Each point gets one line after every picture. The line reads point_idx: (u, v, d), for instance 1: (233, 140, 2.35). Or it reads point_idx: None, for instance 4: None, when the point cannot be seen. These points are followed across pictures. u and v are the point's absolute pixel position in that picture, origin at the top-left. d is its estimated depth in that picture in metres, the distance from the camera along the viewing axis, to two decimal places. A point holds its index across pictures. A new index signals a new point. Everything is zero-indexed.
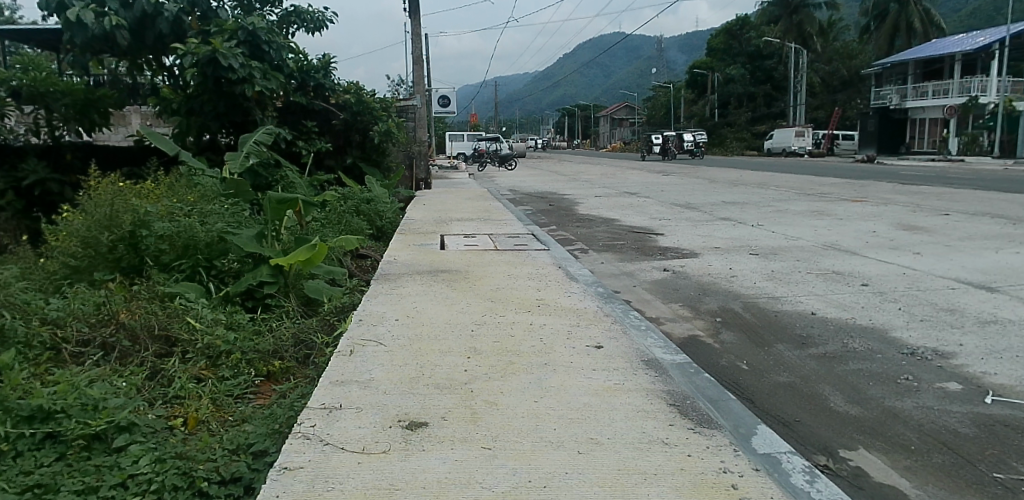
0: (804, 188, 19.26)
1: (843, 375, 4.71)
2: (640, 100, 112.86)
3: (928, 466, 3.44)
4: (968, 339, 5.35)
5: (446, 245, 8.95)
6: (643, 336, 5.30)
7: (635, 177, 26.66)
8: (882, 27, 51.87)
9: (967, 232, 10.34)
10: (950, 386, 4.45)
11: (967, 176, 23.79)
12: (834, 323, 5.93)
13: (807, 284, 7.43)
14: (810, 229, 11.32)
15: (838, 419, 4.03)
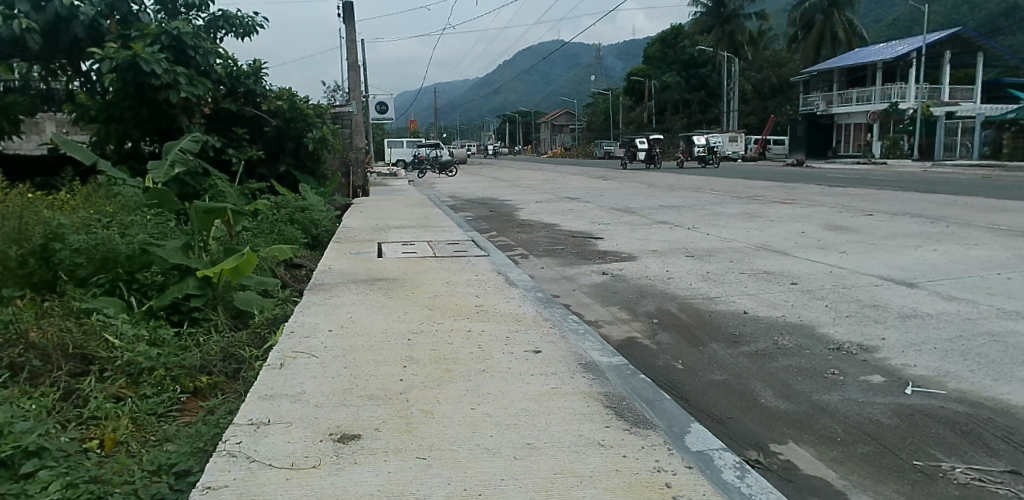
0: (738, 191, 19.82)
1: (774, 372, 4.84)
2: (579, 107, 114.18)
3: (853, 457, 3.56)
4: (891, 333, 5.58)
5: (383, 254, 8.82)
6: (581, 340, 5.33)
7: (576, 182, 26.89)
8: (809, 36, 53.99)
9: (890, 231, 10.83)
10: (874, 379, 4.62)
11: (891, 178, 24.89)
12: (766, 322, 6.09)
13: (740, 285, 7.62)
14: (743, 231, 11.63)
15: (768, 414, 4.14)
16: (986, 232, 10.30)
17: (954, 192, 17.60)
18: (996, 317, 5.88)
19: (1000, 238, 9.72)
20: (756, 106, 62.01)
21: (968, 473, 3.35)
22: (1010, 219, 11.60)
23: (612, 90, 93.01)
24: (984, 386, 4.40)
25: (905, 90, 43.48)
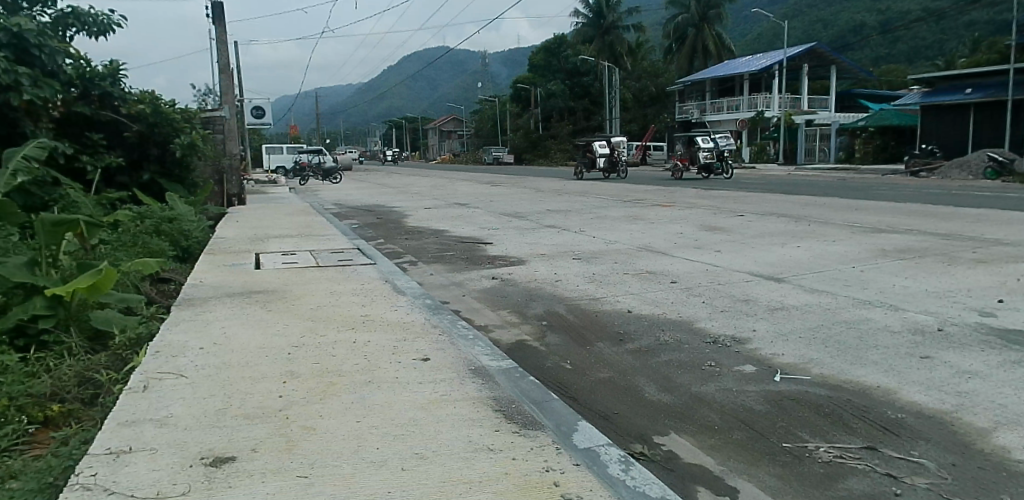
0: (622, 195, 20.47)
1: (656, 367, 5.00)
2: (466, 113, 114.44)
3: (730, 443, 3.72)
4: (761, 325, 5.92)
5: (262, 265, 8.44)
6: (470, 345, 5.31)
7: (464, 188, 26.87)
8: (682, 48, 56.86)
9: (761, 230, 11.52)
10: (747, 369, 4.87)
11: (759, 181, 26.55)
12: (648, 319, 6.31)
13: (624, 284, 7.85)
14: (626, 233, 12.02)
15: (652, 407, 4.26)
16: (844, 229, 11.18)
17: (815, 193, 19.00)
18: (852, 306, 6.36)
19: (854, 234, 10.58)
20: (637, 115, 63.00)
21: (832, 450, 3.59)
22: (863, 217, 12.66)
23: (498, 96, 94.04)
24: (844, 370, 4.74)
25: (769, 100, 46.60)
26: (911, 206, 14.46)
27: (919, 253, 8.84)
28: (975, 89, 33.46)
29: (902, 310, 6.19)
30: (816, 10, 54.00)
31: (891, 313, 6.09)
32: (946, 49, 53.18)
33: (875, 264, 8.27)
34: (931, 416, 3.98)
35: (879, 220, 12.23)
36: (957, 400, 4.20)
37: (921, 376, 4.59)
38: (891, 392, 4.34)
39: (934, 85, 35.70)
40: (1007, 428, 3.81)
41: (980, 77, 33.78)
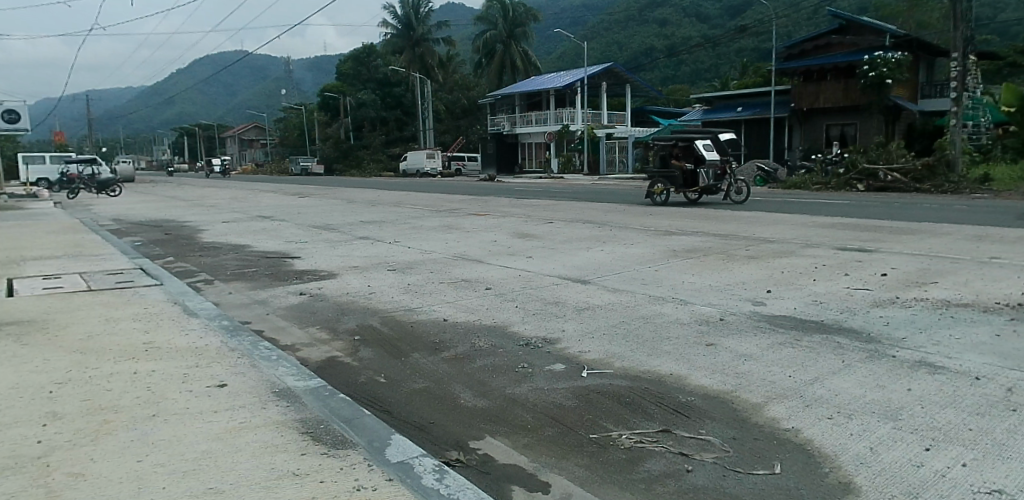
0: (435, 206, 20.43)
1: (470, 373, 5.00)
2: (269, 122, 108.63)
3: (542, 441, 3.79)
4: (569, 324, 6.16)
5: (16, 292, 7.37)
6: (274, 367, 4.98)
7: (268, 200, 25.41)
8: (491, 63, 58.46)
9: (567, 236, 12.07)
10: (556, 367, 5.03)
11: (565, 189, 27.81)
12: (463, 326, 6.32)
13: (438, 293, 7.83)
14: (441, 242, 12.03)
15: (466, 413, 4.24)
16: (640, 233, 12.03)
17: (616, 201, 20.24)
18: (648, 302, 6.83)
19: (649, 237, 11.42)
20: (450, 127, 63.74)
21: (633, 437, 3.79)
22: (657, 222, 13.69)
23: (304, 105, 90.61)
24: (643, 362, 5.05)
25: (573, 114, 49.30)
26: (697, 211, 15.89)
27: (703, 252, 9.74)
28: (745, 107, 37.72)
29: (691, 303, 6.74)
30: (610, 32, 58.14)
31: (682, 307, 6.62)
32: (720, 71, 59.60)
33: (667, 263, 8.98)
34: (716, 396, 4.36)
35: (673, 224, 13.26)
36: (737, 380, 4.63)
37: (707, 362, 5.01)
38: (683, 378, 4.69)
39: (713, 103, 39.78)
40: (776, 401, 4.28)
41: (748, 97, 38.23)
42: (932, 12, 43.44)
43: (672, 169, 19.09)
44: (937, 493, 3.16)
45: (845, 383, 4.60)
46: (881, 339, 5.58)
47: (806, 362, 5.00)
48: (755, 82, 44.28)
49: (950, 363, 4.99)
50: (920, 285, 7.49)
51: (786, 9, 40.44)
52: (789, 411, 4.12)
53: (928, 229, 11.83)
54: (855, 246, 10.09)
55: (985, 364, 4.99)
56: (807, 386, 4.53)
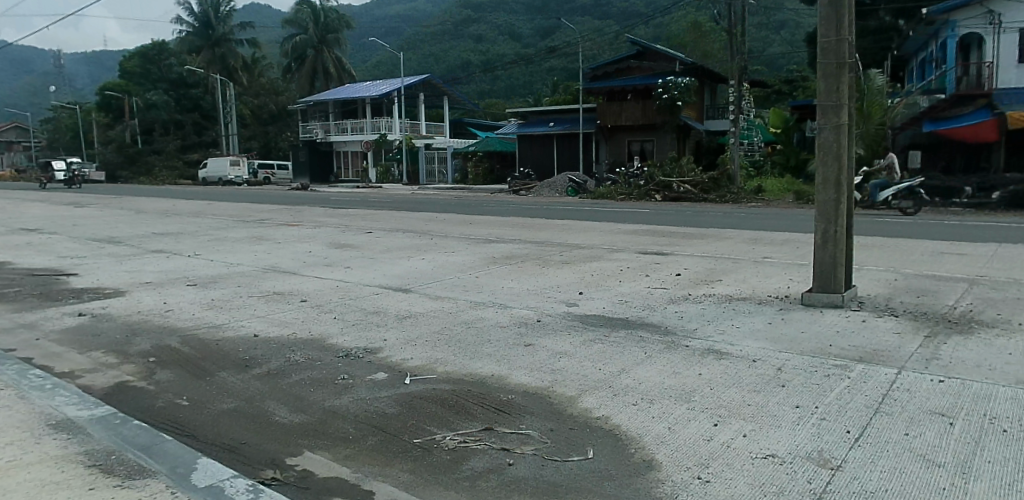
0: (241, 215, 19.24)
1: (285, 388, 4.79)
2: (39, 121, 96.16)
3: (366, 450, 3.73)
4: (390, 333, 6.11)
5: None
6: (49, 397, 4.48)
7: (37, 210, 22.44)
8: (301, 68, 56.48)
9: (387, 245, 11.98)
10: (378, 376, 4.97)
11: (379, 199, 27.49)
12: (276, 341, 6.03)
13: (248, 308, 7.43)
14: (249, 254, 11.43)
15: (282, 430, 4.05)
16: (460, 241, 12.26)
17: (434, 210, 20.40)
18: (469, 308, 6.97)
19: (469, 245, 11.68)
20: (256, 133, 60.58)
21: (456, 437, 3.86)
22: (475, 230, 14.02)
23: (83, 104, 81.47)
24: (464, 365, 5.15)
25: (390, 124, 49.13)
26: (513, 219, 16.52)
27: (521, 258, 10.12)
28: (557, 122, 39.63)
29: (510, 307, 6.97)
30: (426, 44, 58.54)
31: (501, 311, 6.83)
32: (533, 88, 62.29)
33: (487, 270, 9.24)
34: (533, 393, 4.55)
35: (491, 231, 13.64)
36: (553, 376, 4.87)
37: (525, 361, 5.22)
38: (504, 378, 4.85)
39: (527, 117, 41.40)
40: (588, 393, 4.56)
41: (559, 113, 40.25)
42: (714, 43, 48.67)
43: None
44: (725, 462, 3.62)
45: (648, 372, 5.02)
46: (677, 331, 6.16)
47: (614, 356, 5.38)
48: (564, 100, 46.80)
49: (733, 349, 5.65)
50: (708, 283, 8.34)
51: (589, 32, 43.25)
52: (600, 401, 4.42)
53: (715, 233, 13.23)
54: (655, 249, 11.03)
55: (761, 348, 5.72)
56: (615, 377, 4.88)
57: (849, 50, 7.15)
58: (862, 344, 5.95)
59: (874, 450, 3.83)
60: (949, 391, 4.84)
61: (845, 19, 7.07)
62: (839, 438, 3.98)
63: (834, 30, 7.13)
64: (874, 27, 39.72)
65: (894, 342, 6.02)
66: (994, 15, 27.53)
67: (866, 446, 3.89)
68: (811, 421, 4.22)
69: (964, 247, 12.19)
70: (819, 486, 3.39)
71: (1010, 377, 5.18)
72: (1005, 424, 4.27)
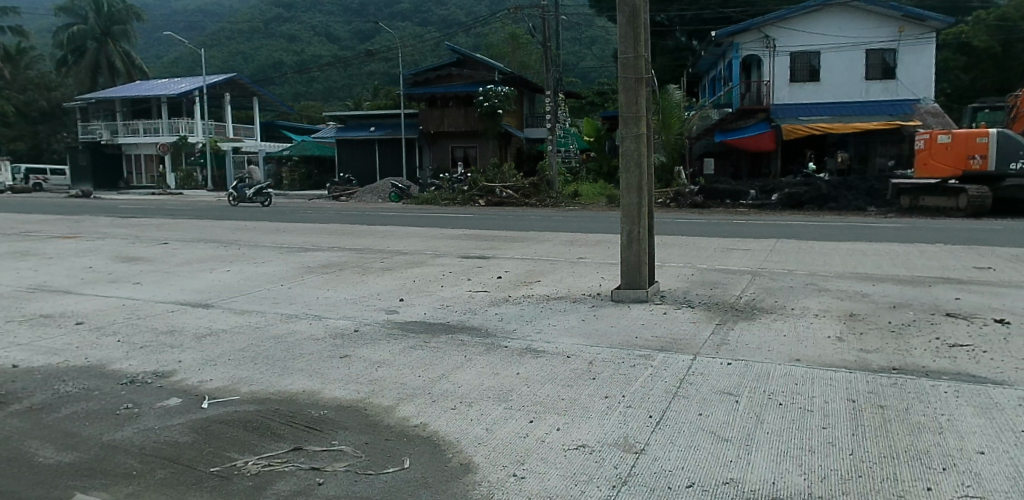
0: (6, 228, 16.80)
1: (52, 425, 4.19)
2: None
3: (152, 484, 3.35)
4: (187, 355, 5.57)
5: None
6: None
7: None
8: (81, 63, 50.85)
9: (185, 257, 11.02)
10: (171, 402, 4.50)
11: (176, 207, 25.20)
12: (42, 372, 5.27)
13: (5, 335, 6.44)
14: (11, 272, 9.98)
15: (49, 471, 3.53)
16: (271, 250, 11.57)
17: (244, 218, 19.18)
18: (279, 321, 6.56)
19: (282, 255, 11.06)
20: (25, 133, 53.44)
21: (260, 461, 3.57)
22: (287, 239, 13.32)
23: None
24: (271, 383, 4.82)
25: (191, 125, 45.77)
26: (330, 227, 15.93)
27: (338, 267, 9.76)
28: (377, 128, 39.00)
29: (324, 318, 6.67)
30: (234, 43, 55.09)
31: (315, 322, 6.49)
32: (352, 92, 60.84)
33: (301, 280, 8.78)
34: (347, 406, 4.35)
35: (303, 240, 13.09)
36: (370, 387, 4.70)
37: (340, 373, 4.99)
38: (316, 392, 4.60)
39: (345, 121, 40.32)
40: (407, 401, 4.44)
41: (379, 118, 39.61)
42: (530, 54, 50.56)
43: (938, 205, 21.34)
44: (538, 458, 3.73)
45: (466, 375, 5.02)
46: (497, 332, 6.21)
47: (433, 362, 5.30)
48: (384, 105, 46.24)
49: (548, 347, 5.82)
50: (527, 284, 8.54)
51: (407, 37, 43.10)
52: (417, 408, 4.33)
53: (535, 236, 13.65)
54: (476, 253, 11.14)
55: (575, 344, 5.94)
56: (432, 383, 4.81)
57: (645, 66, 7.66)
58: (664, 334, 6.38)
59: (672, 432, 4.19)
60: (737, 372, 5.36)
61: (641, 37, 7.56)
62: (642, 424, 4.30)
63: (632, 46, 7.58)
64: (671, 45, 43.34)
65: (691, 331, 6.52)
66: (769, 39, 31.02)
67: (666, 428, 4.24)
68: (618, 409, 4.52)
69: (750, 243, 13.58)
70: (625, 472, 3.63)
71: (784, 355, 5.83)
72: (778, 398, 4.84)
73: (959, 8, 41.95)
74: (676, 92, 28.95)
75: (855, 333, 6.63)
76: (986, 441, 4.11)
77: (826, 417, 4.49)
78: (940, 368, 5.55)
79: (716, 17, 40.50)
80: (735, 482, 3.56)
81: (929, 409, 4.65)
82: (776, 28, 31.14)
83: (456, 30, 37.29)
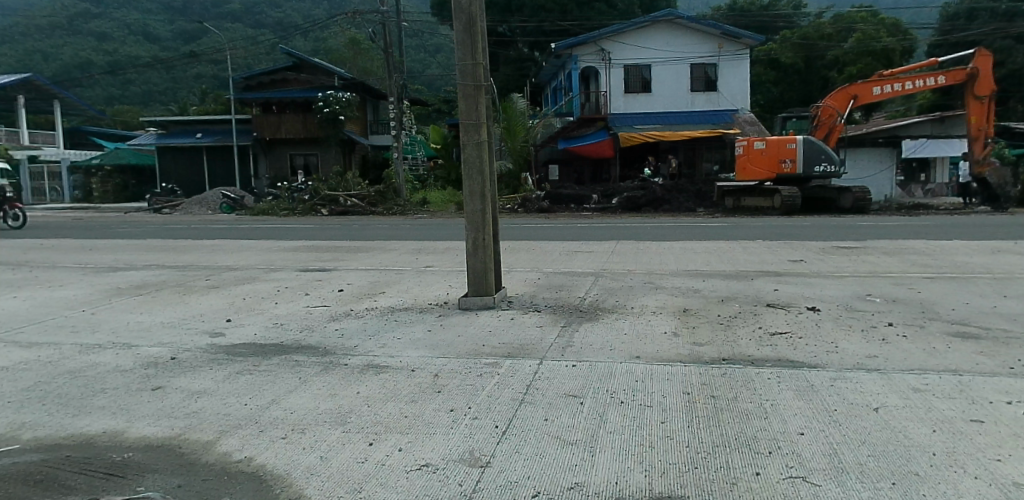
0: None
1: None
2: None
3: None
4: None
5: None
6: None
7: None
8: None
9: None
10: None
11: None
12: None
13: None
14: None
15: None
16: (73, 271, 10.34)
17: (44, 235, 17.07)
18: (78, 353, 5.77)
19: (86, 276, 9.90)
20: None
21: None
22: (95, 257, 12.03)
23: None
24: (65, 425, 4.19)
25: None
26: (148, 241, 14.61)
27: (154, 287, 8.87)
28: (204, 134, 36.52)
29: (135, 347, 5.96)
30: (33, 41, 49.23)
31: (122, 352, 5.78)
32: (178, 95, 56.63)
33: (106, 304, 7.84)
34: (157, 446, 3.86)
35: (114, 257, 11.88)
36: (186, 422, 4.22)
37: (150, 409, 4.44)
38: (119, 433, 4.05)
39: (167, 127, 37.37)
40: (230, 434, 4.03)
41: (207, 124, 37.23)
42: (372, 60, 49.70)
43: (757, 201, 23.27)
44: (378, 482, 3.49)
45: (300, 399, 4.66)
46: (336, 350, 5.85)
47: (262, 386, 4.88)
48: (215, 110, 43.44)
49: (392, 361, 5.56)
50: (371, 296, 8.20)
51: (238, 39, 40.80)
52: (242, 442, 3.93)
53: (378, 245, 13.30)
54: (316, 266, 10.59)
55: (420, 356, 5.73)
56: (262, 410, 4.42)
57: (484, 74, 7.63)
58: (511, 340, 6.33)
59: (518, 441, 4.09)
60: (580, 373, 5.39)
61: (479, 45, 7.51)
62: (489, 435, 4.18)
63: (470, 54, 7.52)
64: (514, 55, 44.36)
65: (538, 335, 6.51)
66: (605, 52, 32.46)
67: (511, 438, 4.15)
68: (464, 422, 4.37)
69: (591, 245, 14.01)
70: (469, 488, 3.48)
71: (625, 353, 5.97)
72: (621, 396, 4.91)
73: (768, 27, 46.31)
74: (519, 101, 29.49)
75: (688, 327, 6.95)
76: (805, 422, 4.38)
77: (665, 411, 4.61)
78: (762, 356, 5.91)
79: (555, 28, 41.92)
80: (580, 486, 3.51)
81: (755, 396, 4.90)
82: (611, 41, 32.64)
83: (291, 33, 35.81)
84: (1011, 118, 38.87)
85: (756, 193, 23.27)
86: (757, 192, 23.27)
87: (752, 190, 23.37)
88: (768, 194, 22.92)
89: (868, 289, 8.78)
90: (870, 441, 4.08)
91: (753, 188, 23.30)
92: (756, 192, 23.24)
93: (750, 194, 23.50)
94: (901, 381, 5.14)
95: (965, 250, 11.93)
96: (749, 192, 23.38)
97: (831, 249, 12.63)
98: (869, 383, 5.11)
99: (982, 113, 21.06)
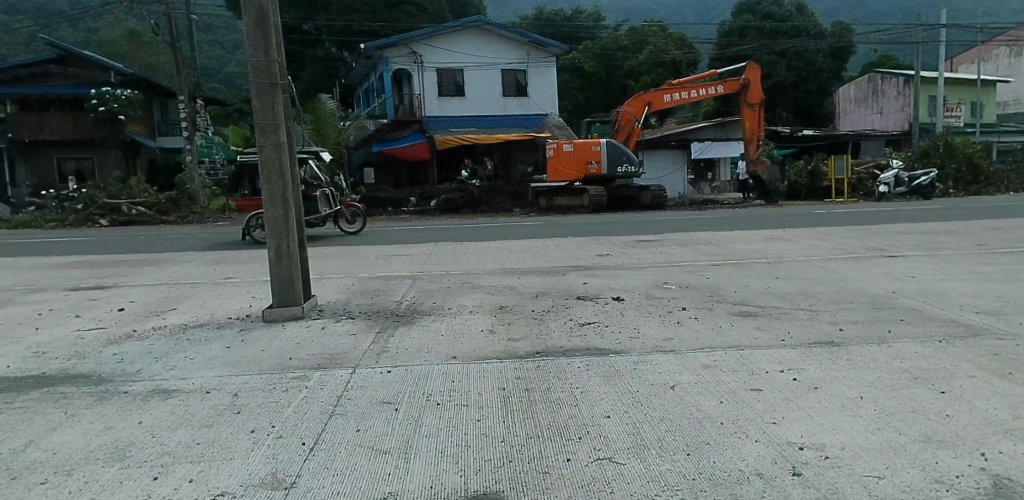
0: None
1: None
2: None
3: None
4: None
5: None
6: None
7: None
8: None
9: None
10: None
11: None
12: None
13: None
14: None
15: None
16: None
17: None
18: None
19: None
20: None
21: None
22: None
23: None
24: None
25: None
26: None
27: None
28: None
29: None
30: None
31: None
32: None
33: None
34: None
35: None
36: None
37: None
38: None
39: None
40: None
41: None
42: (159, 55, 45.54)
43: (568, 200, 24.39)
44: None
45: (66, 436, 4.06)
46: (113, 377, 5.18)
47: (16, 427, 4.18)
48: None
49: (182, 384, 5.04)
50: (158, 314, 7.42)
51: None
52: None
53: (170, 258, 12.14)
54: (90, 283, 9.44)
55: (217, 376, 5.24)
56: (15, 455, 3.78)
57: (280, 71, 7.17)
58: (321, 350, 6.00)
59: (328, 456, 3.85)
60: (395, 379, 5.22)
61: (272, 40, 7.07)
62: (295, 453, 3.90)
63: (263, 49, 7.03)
64: (322, 55, 42.87)
65: (350, 343, 6.24)
66: (416, 55, 32.30)
67: (320, 453, 3.90)
68: (266, 443, 4.04)
69: (408, 248, 13.80)
70: None
71: (441, 355, 5.88)
72: (437, 398, 4.81)
73: (569, 34, 48.72)
74: (327, 101, 28.44)
75: (504, 324, 7.04)
76: (611, 406, 4.55)
77: (480, 409, 4.57)
78: (573, 346, 6.10)
79: (364, 29, 41.08)
80: (394, 496, 3.37)
81: (565, 386, 5.03)
82: (422, 45, 32.54)
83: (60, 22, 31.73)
84: (776, 123, 44.25)
85: (564, 193, 24.48)
86: (567, 192, 24.43)
87: (562, 190, 24.53)
88: (576, 194, 24.16)
89: (665, 277, 9.44)
90: (668, 417, 4.32)
91: (562, 189, 24.48)
92: (565, 192, 24.40)
93: (561, 194, 24.59)
94: (694, 360, 5.53)
95: (744, 239, 13.30)
96: (560, 192, 24.52)
97: (634, 243, 13.45)
98: (667, 364, 5.44)
99: (754, 118, 23.63)
